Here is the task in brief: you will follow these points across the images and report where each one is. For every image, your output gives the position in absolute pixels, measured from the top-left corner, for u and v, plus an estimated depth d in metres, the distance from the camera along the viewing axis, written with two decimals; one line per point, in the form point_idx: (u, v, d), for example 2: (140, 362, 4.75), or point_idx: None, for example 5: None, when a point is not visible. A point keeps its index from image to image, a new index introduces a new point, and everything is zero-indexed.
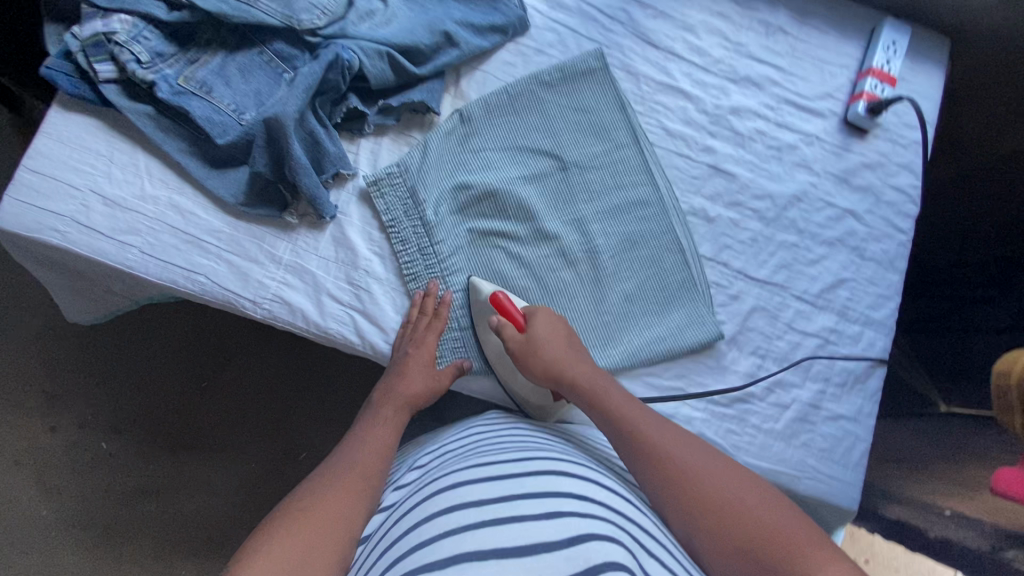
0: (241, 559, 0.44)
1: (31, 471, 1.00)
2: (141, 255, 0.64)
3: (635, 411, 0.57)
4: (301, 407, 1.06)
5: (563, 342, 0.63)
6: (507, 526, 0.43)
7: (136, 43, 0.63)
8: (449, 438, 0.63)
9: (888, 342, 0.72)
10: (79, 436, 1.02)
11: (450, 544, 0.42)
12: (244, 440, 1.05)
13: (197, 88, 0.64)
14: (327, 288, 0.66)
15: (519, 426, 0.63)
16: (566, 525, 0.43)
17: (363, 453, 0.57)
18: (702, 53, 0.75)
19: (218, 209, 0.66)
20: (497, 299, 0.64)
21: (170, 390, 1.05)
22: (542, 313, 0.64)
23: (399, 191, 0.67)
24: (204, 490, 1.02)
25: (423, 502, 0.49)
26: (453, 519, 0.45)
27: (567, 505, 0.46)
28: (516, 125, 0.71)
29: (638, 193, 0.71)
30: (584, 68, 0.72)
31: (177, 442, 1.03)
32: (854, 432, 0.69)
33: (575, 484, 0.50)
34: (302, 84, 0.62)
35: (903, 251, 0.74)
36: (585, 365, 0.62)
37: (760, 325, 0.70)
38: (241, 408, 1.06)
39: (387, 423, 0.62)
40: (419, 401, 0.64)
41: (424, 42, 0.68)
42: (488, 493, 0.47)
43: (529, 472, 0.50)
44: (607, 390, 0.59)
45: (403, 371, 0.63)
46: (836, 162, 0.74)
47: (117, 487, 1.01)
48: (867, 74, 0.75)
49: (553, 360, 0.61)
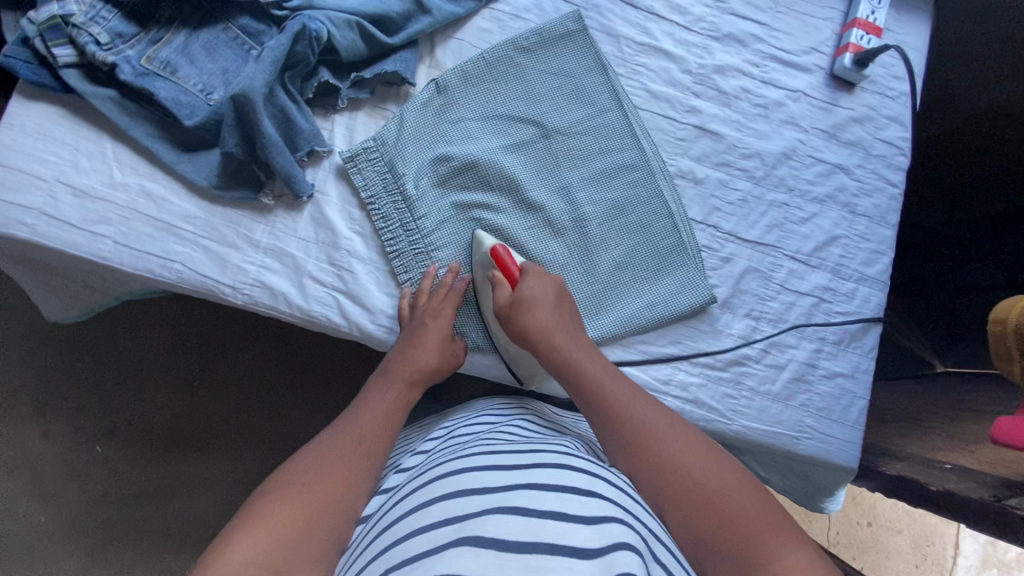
0: (231, 532, 0.43)
1: (28, 477, 0.98)
2: (114, 245, 0.62)
3: (613, 384, 0.57)
4: (295, 400, 1.05)
5: (552, 307, 0.62)
6: (509, 517, 0.41)
7: (94, 24, 0.60)
8: (457, 424, 0.62)
9: (882, 297, 0.71)
10: (73, 440, 1.00)
11: (447, 531, 0.41)
12: (241, 436, 1.03)
13: (161, 68, 0.62)
14: (308, 270, 0.64)
15: (525, 417, 0.62)
16: (572, 528, 0.40)
17: (367, 429, 0.56)
18: (683, 11, 0.73)
19: (191, 194, 0.64)
20: (497, 252, 0.63)
21: (162, 388, 1.03)
22: (537, 273, 0.63)
23: (377, 166, 0.66)
24: (202, 489, 1.01)
25: (424, 488, 0.48)
26: (455, 506, 0.44)
27: (574, 499, 0.44)
28: (495, 93, 0.69)
29: (625, 157, 0.69)
30: (562, 31, 0.70)
31: (173, 442, 1.02)
32: (852, 390, 0.68)
33: (587, 480, 0.48)
34: (268, 56, 0.59)
35: (895, 204, 0.72)
36: (569, 333, 0.61)
37: (753, 287, 0.69)
38: (236, 403, 1.04)
39: (390, 398, 0.60)
40: (428, 379, 0.63)
41: (395, 10, 0.65)
42: (493, 483, 0.46)
43: (537, 464, 0.49)
44: (587, 362, 0.58)
45: (416, 345, 0.62)
46: (824, 118, 0.73)
47: (115, 489, 1.00)
48: (853, 26, 0.73)
49: (537, 319, 0.60)
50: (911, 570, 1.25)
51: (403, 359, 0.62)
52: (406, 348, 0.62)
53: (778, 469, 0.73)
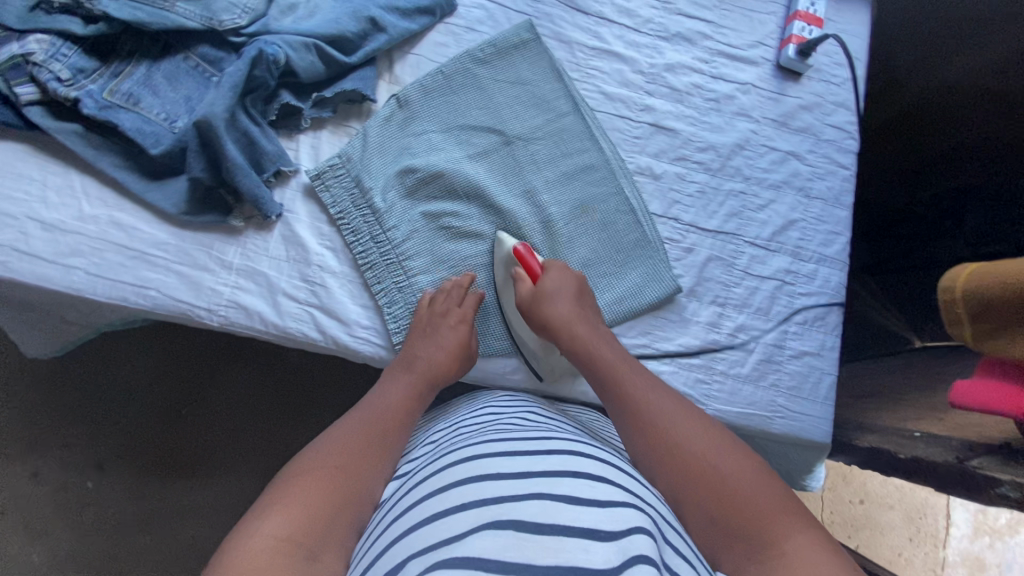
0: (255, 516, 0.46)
1: (18, 516, 0.98)
2: (87, 276, 0.63)
3: (632, 374, 0.58)
4: (284, 420, 1.05)
5: (572, 300, 0.64)
6: (525, 502, 0.43)
7: (55, 61, 0.61)
8: (466, 414, 0.63)
9: (842, 276, 0.73)
10: (63, 476, 1.00)
11: (469, 517, 0.43)
12: (234, 459, 1.04)
13: (124, 100, 0.63)
14: (281, 288, 0.66)
15: (530, 407, 0.63)
16: (586, 512, 0.42)
17: (388, 428, 0.57)
18: (631, 14, 0.76)
19: (162, 221, 0.65)
20: (518, 252, 0.66)
21: (153, 417, 1.03)
22: (558, 268, 0.66)
23: (344, 182, 0.67)
24: (196, 517, 1.01)
25: (438, 474, 0.51)
26: (471, 492, 0.46)
27: (586, 485, 0.46)
28: (455, 105, 0.71)
29: (586, 158, 0.71)
30: (516, 41, 0.72)
31: (166, 469, 1.02)
32: (820, 367, 0.70)
33: (595, 466, 0.49)
34: (226, 83, 0.61)
35: (848, 185, 0.75)
36: (589, 327, 0.63)
37: (717, 274, 0.71)
38: (225, 427, 1.04)
39: (404, 387, 0.61)
40: (448, 374, 0.64)
41: (350, 30, 0.67)
42: (507, 469, 0.48)
43: (549, 452, 0.50)
44: (603, 349, 0.61)
45: (439, 345, 0.64)
46: (774, 107, 0.75)
47: (110, 521, 0.99)
48: (794, 18, 0.76)
49: (556, 309, 0.62)
50: (905, 543, 1.27)
51: (426, 359, 0.63)
52: (429, 347, 0.64)
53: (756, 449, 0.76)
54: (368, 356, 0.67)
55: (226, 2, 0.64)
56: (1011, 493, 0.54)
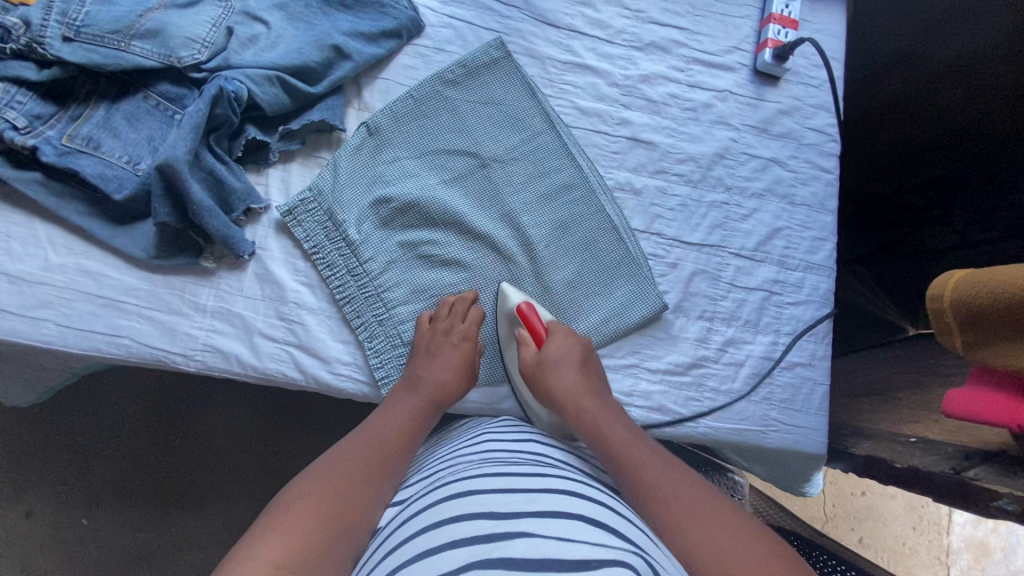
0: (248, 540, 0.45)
1: (12, 560, 0.94)
2: (57, 327, 0.61)
3: (641, 448, 0.56)
4: (278, 447, 1.03)
5: (576, 368, 0.63)
6: (517, 541, 0.42)
7: (10, 109, 0.59)
8: (462, 443, 0.62)
9: (830, 282, 0.72)
10: (57, 515, 0.97)
11: (461, 554, 0.41)
12: (228, 489, 1.01)
13: (84, 145, 0.61)
14: (258, 328, 0.64)
15: (525, 433, 0.62)
16: (577, 551, 0.41)
17: (389, 453, 0.56)
18: (603, 25, 0.74)
19: (132, 267, 0.63)
20: (522, 311, 0.65)
21: (146, 451, 1.00)
22: (563, 333, 0.65)
23: (317, 216, 0.65)
24: (193, 551, 0.98)
25: (431, 508, 0.49)
26: (464, 528, 0.44)
27: (579, 527, 0.44)
28: (428, 129, 0.69)
29: (564, 177, 0.70)
30: (486, 60, 0.70)
31: (162, 501, 0.99)
32: (812, 377, 0.69)
33: (588, 507, 0.48)
34: (187, 122, 0.58)
35: (832, 189, 0.74)
36: (597, 398, 0.61)
37: (703, 288, 0.70)
38: (219, 457, 1.02)
39: (407, 409, 0.60)
40: (451, 395, 0.63)
41: (314, 59, 0.65)
42: (501, 507, 0.47)
43: (542, 492, 0.49)
44: (613, 423, 0.59)
45: (442, 362, 0.63)
46: (754, 113, 0.74)
47: (109, 558, 0.97)
48: (769, 21, 0.74)
49: (562, 379, 0.61)
50: (909, 532, 1.26)
51: (432, 380, 0.62)
52: (434, 366, 0.63)
53: (751, 459, 0.75)
54: (351, 394, 0.65)
55: (184, 37, 0.62)
56: (1011, 507, 0.53)
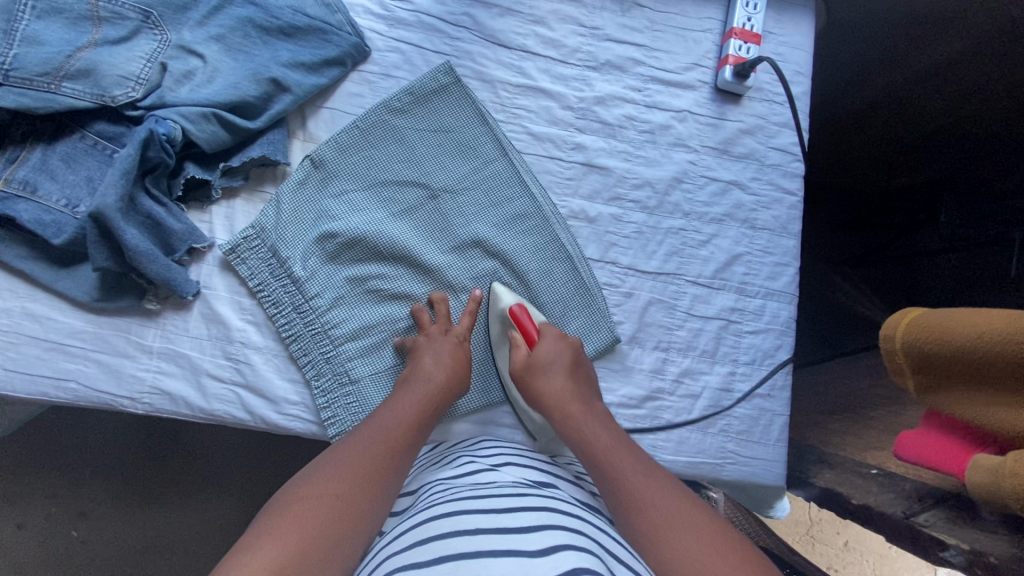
0: (244, 541, 0.44)
1: (8, 568, 0.95)
2: (4, 372, 0.61)
3: (630, 458, 0.54)
4: (260, 451, 1.03)
5: (565, 369, 0.61)
6: (502, 558, 0.42)
7: None
8: (438, 462, 0.62)
9: (791, 309, 0.70)
10: (47, 526, 0.96)
11: (445, 568, 0.41)
12: (214, 488, 1.00)
13: (21, 189, 0.60)
14: (205, 368, 0.64)
15: (499, 452, 0.61)
16: (561, 560, 0.41)
17: (396, 446, 0.54)
18: (556, 44, 0.72)
19: (77, 309, 0.63)
20: (514, 312, 0.64)
21: (130, 457, 0.99)
22: (553, 335, 0.63)
23: (261, 253, 0.64)
24: (182, 551, 0.98)
25: (414, 527, 0.49)
26: (449, 545, 0.44)
27: (561, 538, 0.44)
28: (374, 159, 0.67)
29: (518, 207, 0.68)
30: (434, 86, 0.68)
31: (152, 497, 0.99)
32: (772, 408, 0.68)
33: (566, 519, 0.48)
34: (118, 167, 0.57)
35: (795, 212, 0.72)
36: (583, 402, 0.60)
37: (659, 318, 0.68)
38: (202, 462, 1.01)
39: (413, 401, 0.59)
40: (449, 390, 0.61)
41: (251, 93, 0.63)
42: (484, 524, 0.46)
43: (525, 507, 0.49)
44: (601, 433, 0.56)
45: (444, 355, 0.62)
46: (713, 134, 0.72)
47: (102, 561, 0.96)
48: (729, 36, 0.71)
49: (551, 382, 0.59)
50: None
51: (437, 372, 0.61)
52: (435, 358, 0.61)
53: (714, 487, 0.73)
54: (301, 432, 0.65)
55: (117, 75, 0.60)
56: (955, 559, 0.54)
